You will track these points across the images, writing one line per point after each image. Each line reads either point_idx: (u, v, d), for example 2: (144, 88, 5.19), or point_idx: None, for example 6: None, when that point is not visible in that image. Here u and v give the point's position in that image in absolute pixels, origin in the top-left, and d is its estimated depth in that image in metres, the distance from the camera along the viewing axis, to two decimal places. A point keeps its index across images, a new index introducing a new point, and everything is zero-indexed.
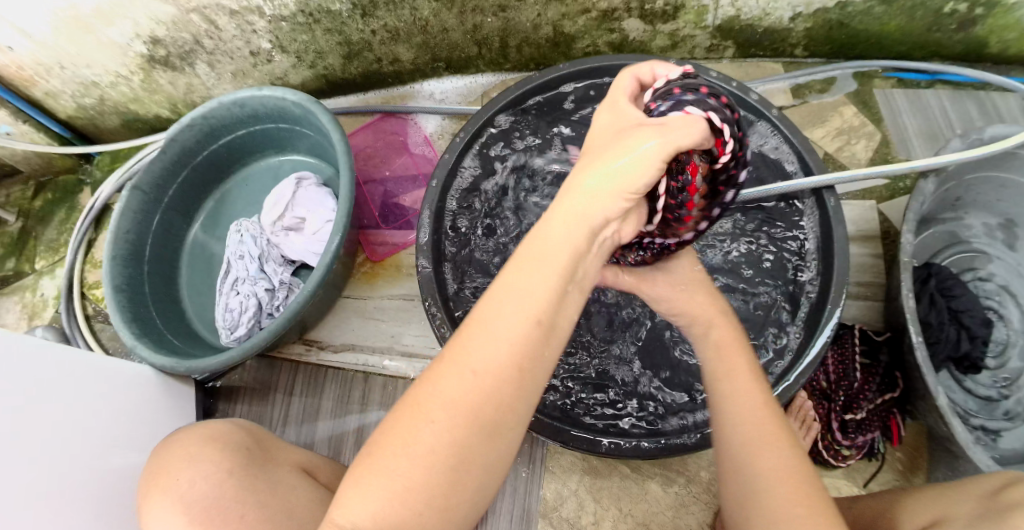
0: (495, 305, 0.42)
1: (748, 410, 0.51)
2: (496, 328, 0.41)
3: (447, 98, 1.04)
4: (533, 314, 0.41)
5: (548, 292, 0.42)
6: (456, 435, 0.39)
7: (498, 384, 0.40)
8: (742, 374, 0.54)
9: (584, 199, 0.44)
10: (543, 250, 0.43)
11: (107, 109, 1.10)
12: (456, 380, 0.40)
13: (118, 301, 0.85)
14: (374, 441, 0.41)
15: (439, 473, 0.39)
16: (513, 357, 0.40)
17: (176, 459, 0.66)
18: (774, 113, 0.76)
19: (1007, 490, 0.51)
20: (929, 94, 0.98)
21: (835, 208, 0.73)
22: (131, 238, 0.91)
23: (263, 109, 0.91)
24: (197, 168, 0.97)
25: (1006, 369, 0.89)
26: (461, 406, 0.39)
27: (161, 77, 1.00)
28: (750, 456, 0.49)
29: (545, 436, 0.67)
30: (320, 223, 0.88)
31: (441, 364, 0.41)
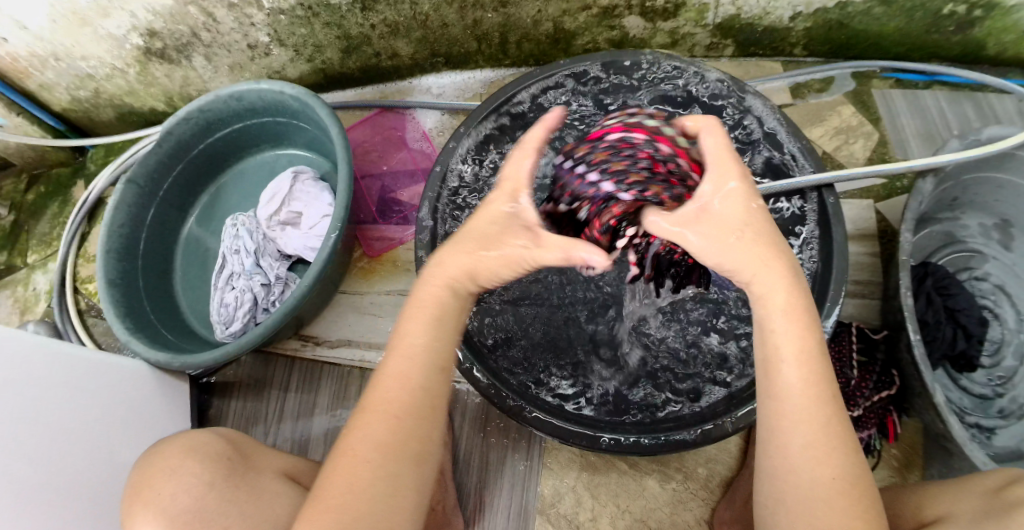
0: (393, 362, 0.54)
1: (813, 414, 0.48)
2: (400, 378, 0.52)
3: (445, 93, 1.03)
4: (430, 363, 0.54)
5: (437, 345, 0.55)
6: (384, 466, 0.50)
7: (404, 421, 0.51)
8: (812, 365, 0.49)
9: (464, 266, 0.56)
10: (425, 315, 0.55)
11: (102, 102, 1.09)
12: (373, 424, 0.51)
13: (112, 296, 0.84)
14: (318, 488, 0.50)
15: (378, 497, 0.49)
16: (418, 397, 0.52)
17: (159, 469, 0.64)
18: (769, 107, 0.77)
19: (1008, 488, 0.51)
20: (927, 94, 0.98)
21: (834, 207, 0.73)
22: (125, 232, 0.90)
23: (260, 103, 0.90)
24: (192, 162, 0.97)
25: (1001, 368, 0.90)
26: (385, 443, 0.50)
27: (157, 70, 1.00)
28: (813, 465, 0.47)
29: (546, 433, 0.68)
30: (317, 218, 0.87)
31: (364, 415, 0.52)
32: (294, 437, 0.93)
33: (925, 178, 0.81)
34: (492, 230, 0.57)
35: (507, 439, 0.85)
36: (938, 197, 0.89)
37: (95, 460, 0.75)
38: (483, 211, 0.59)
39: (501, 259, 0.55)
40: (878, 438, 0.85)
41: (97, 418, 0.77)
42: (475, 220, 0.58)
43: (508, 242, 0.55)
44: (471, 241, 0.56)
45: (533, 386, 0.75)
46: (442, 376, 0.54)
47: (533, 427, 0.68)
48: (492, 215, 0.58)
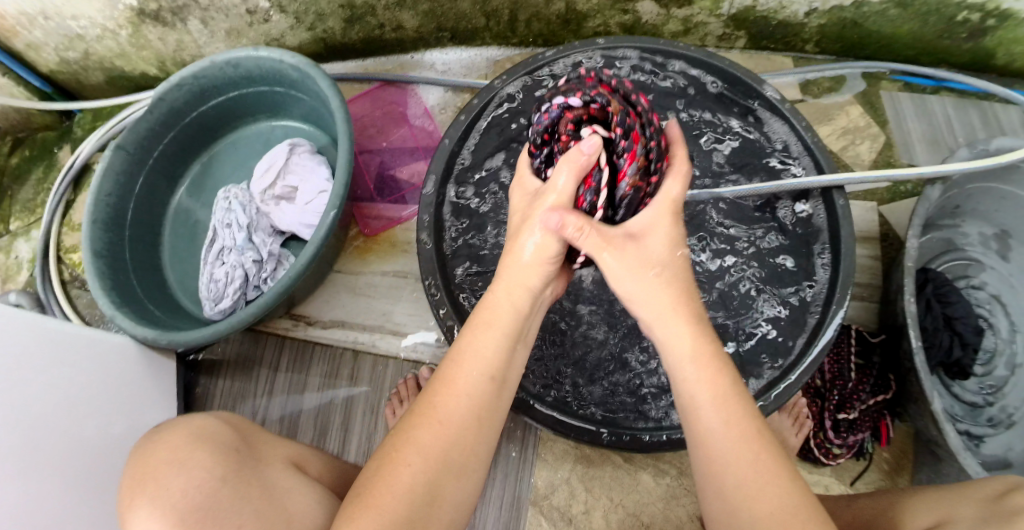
0: (448, 366, 0.51)
1: (740, 450, 0.45)
2: (453, 383, 0.50)
3: (450, 70, 1.00)
4: (490, 375, 0.50)
5: (499, 358, 0.51)
6: (425, 475, 0.46)
7: (452, 429, 0.48)
8: (731, 405, 0.46)
9: (518, 273, 0.53)
10: (485, 316, 0.53)
11: (91, 65, 1.04)
12: (423, 430, 0.48)
13: (97, 267, 0.82)
14: (352, 493, 0.47)
15: (415, 506, 0.45)
16: (475, 408, 0.49)
17: (163, 460, 0.59)
18: (774, 96, 0.75)
19: (1009, 495, 0.51)
20: (934, 100, 0.97)
21: (844, 209, 0.72)
22: (112, 201, 0.87)
23: (257, 71, 0.87)
24: (185, 130, 0.93)
25: (992, 377, 0.89)
26: (431, 452, 0.47)
27: (151, 33, 0.96)
28: (750, 504, 0.43)
29: (543, 425, 0.68)
30: (313, 193, 0.84)
31: (416, 418, 0.49)
32: (284, 415, 0.91)
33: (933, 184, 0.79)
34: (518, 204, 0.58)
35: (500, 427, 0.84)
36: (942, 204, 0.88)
37: (82, 430, 0.74)
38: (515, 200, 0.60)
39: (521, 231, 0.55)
40: (871, 441, 0.85)
41: (82, 386, 0.75)
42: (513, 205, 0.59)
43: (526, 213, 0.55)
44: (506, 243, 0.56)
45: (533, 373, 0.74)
46: (495, 388, 0.50)
47: (538, 423, 0.68)
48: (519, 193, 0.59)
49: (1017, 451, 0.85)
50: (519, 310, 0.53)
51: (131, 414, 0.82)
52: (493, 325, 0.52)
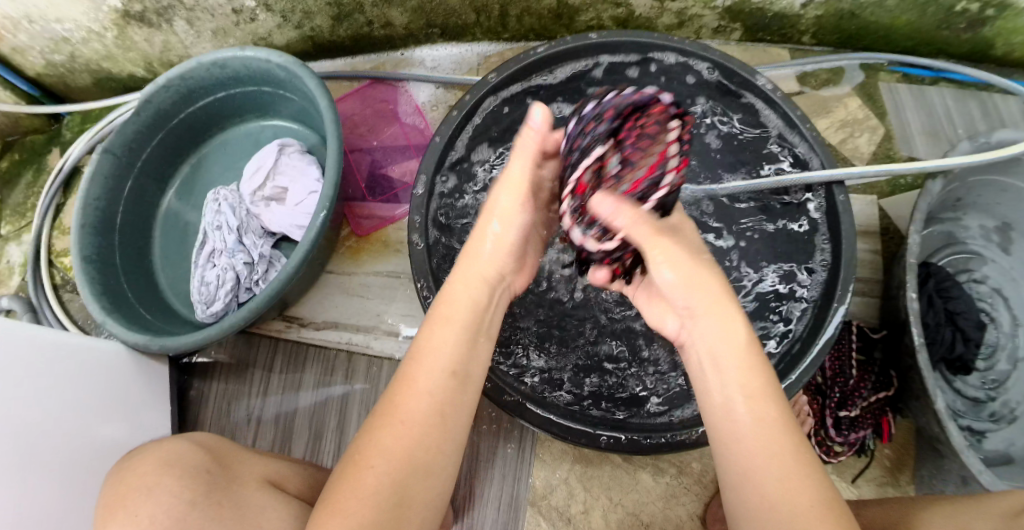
0: (408, 365, 0.51)
1: (778, 444, 0.45)
2: (412, 382, 0.49)
3: (441, 66, 0.99)
4: (449, 367, 0.50)
5: (457, 350, 0.51)
6: (391, 478, 0.45)
7: (415, 427, 0.47)
8: (764, 399, 0.47)
9: (475, 267, 0.57)
10: (445, 312, 0.54)
11: (78, 67, 1.03)
12: (385, 430, 0.47)
13: (87, 274, 0.80)
14: (322, 496, 0.47)
15: (382, 508, 0.44)
16: (437, 402, 0.49)
17: (134, 489, 0.60)
18: (767, 86, 0.73)
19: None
20: (933, 91, 0.96)
21: (844, 204, 0.70)
22: (101, 206, 0.85)
23: (245, 71, 0.86)
24: (173, 132, 0.92)
25: (994, 371, 0.88)
26: (395, 452, 0.46)
27: (137, 34, 0.94)
28: (789, 497, 0.43)
29: (535, 426, 0.66)
30: (304, 194, 0.83)
31: (378, 419, 0.49)
32: (279, 415, 0.90)
33: (933, 179, 0.78)
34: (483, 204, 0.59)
35: (497, 426, 0.82)
36: (943, 198, 0.87)
37: (76, 441, 0.72)
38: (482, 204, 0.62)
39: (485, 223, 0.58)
40: (872, 438, 0.84)
41: (76, 395, 0.74)
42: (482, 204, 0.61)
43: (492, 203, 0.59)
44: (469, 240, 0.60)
45: (527, 374, 0.73)
46: (456, 382, 0.50)
47: (535, 426, 0.66)
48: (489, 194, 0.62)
49: (1019, 446, 0.84)
50: (473, 303, 0.54)
51: (127, 422, 0.81)
52: (450, 322, 0.53)
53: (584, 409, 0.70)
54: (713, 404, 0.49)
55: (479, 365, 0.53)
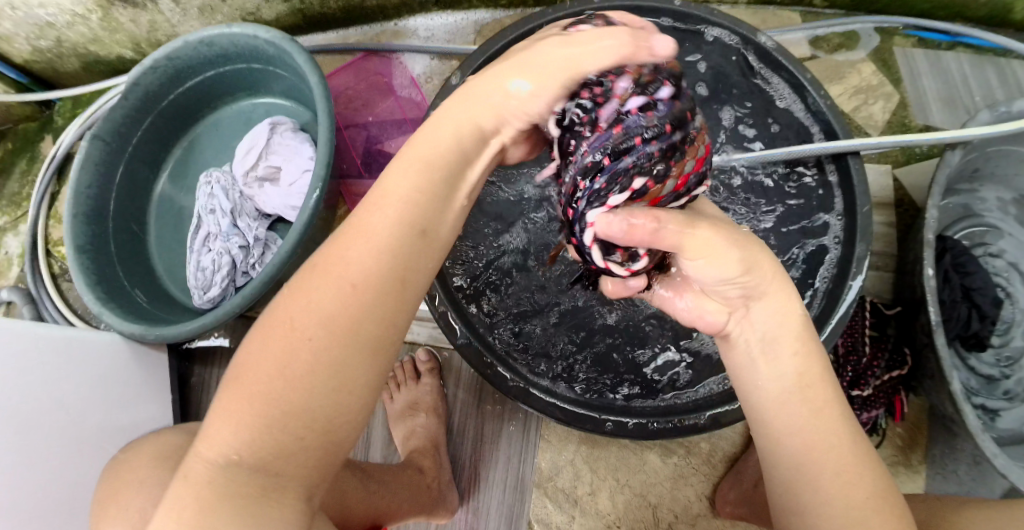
0: (366, 213, 0.40)
1: (834, 436, 0.42)
2: (369, 236, 0.39)
3: (435, 36, 0.96)
4: (405, 222, 0.39)
5: (417, 199, 0.40)
6: (330, 353, 0.37)
7: (366, 294, 0.38)
8: (817, 387, 0.44)
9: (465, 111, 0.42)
10: (417, 149, 0.41)
11: (66, 52, 1.00)
12: (323, 294, 0.38)
13: (81, 264, 0.79)
14: (241, 359, 0.39)
15: (311, 385, 0.37)
16: (386, 268, 0.39)
17: (130, 481, 0.58)
18: (769, 43, 0.70)
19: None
20: (949, 56, 0.92)
21: (859, 175, 0.68)
22: (93, 194, 0.83)
23: (232, 49, 0.83)
24: (163, 115, 0.89)
25: (1009, 348, 0.86)
26: (334, 322, 0.37)
27: (122, 15, 0.91)
28: (844, 492, 0.41)
29: (535, 410, 0.65)
30: (296, 173, 0.81)
31: (314, 278, 0.39)
32: None
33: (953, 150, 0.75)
34: (495, 65, 0.43)
35: (500, 407, 0.80)
36: (960, 169, 0.83)
37: (70, 436, 0.71)
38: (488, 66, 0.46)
39: (489, 86, 0.42)
40: (885, 417, 0.82)
41: (69, 386, 0.73)
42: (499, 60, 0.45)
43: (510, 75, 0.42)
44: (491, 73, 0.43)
45: (529, 354, 0.71)
46: (421, 243, 0.40)
47: (541, 412, 0.66)
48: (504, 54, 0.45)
49: None
50: (455, 146, 0.42)
51: (124, 414, 0.80)
52: (415, 163, 0.41)
53: (589, 392, 0.69)
54: (764, 396, 0.45)
55: (447, 226, 0.43)
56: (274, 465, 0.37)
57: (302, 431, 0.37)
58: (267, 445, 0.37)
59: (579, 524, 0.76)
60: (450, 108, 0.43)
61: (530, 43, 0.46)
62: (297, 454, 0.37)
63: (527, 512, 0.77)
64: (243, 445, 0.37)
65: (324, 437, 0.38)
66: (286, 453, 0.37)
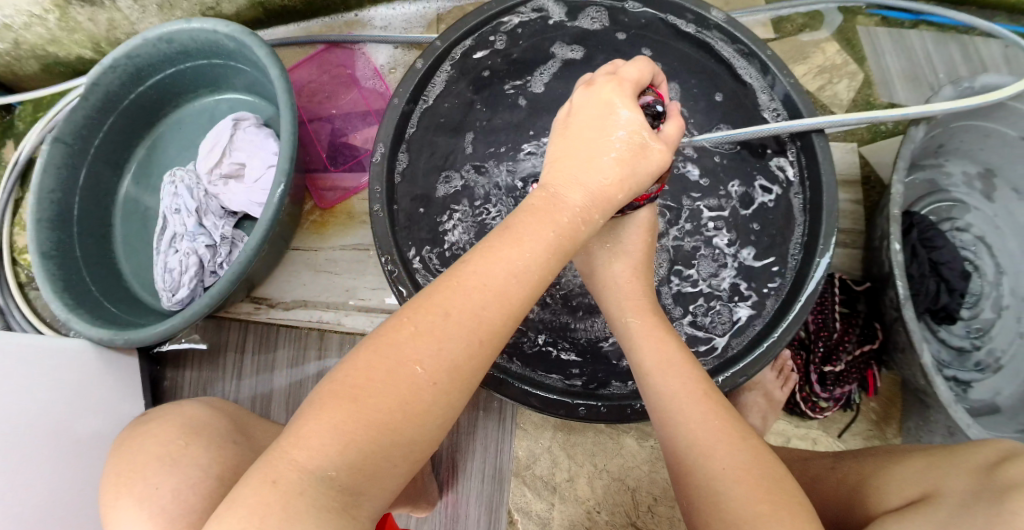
0: (503, 276, 0.42)
1: (685, 413, 0.47)
2: (506, 297, 0.42)
3: (392, 26, 0.95)
4: (532, 288, 0.44)
5: (543, 265, 0.44)
6: (448, 396, 0.40)
7: (488, 350, 0.41)
8: (673, 371, 0.50)
9: (583, 185, 0.49)
10: (547, 225, 0.45)
11: (24, 54, 0.97)
12: (456, 342, 0.40)
13: (47, 269, 0.77)
14: (348, 377, 0.38)
15: (426, 425, 0.38)
16: (507, 328, 0.42)
17: (150, 458, 0.56)
18: (721, 18, 0.70)
19: (1003, 466, 0.47)
20: (913, 34, 0.93)
21: (822, 152, 0.67)
22: (56, 198, 0.82)
23: (192, 44, 0.81)
24: (125, 114, 0.88)
25: (978, 320, 0.88)
26: (460, 372, 0.40)
27: (79, 14, 0.89)
28: (703, 462, 0.44)
29: (514, 401, 0.63)
30: (261, 169, 0.80)
31: (443, 321, 0.40)
32: (256, 395, 0.89)
33: (917, 125, 0.75)
34: (606, 151, 0.50)
35: (475, 398, 0.80)
36: (924, 144, 0.84)
37: (39, 445, 0.69)
38: (583, 135, 0.52)
39: (612, 178, 0.49)
40: (858, 392, 0.83)
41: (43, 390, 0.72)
42: (588, 132, 0.52)
43: (641, 171, 0.51)
44: (584, 151, 0.51)
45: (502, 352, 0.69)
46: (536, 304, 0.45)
47: (516, 400, 0.63)
48: (603, 131, 0.51)
49: (1006, 395, 0.83)
50: (582, 213, 0.47)
51: (96, 420, 0.78)
52: (544, 239, 0.45)
53: (569, 383, 0.68)
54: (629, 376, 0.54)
55: None
56: (360, 486, 0.36)
57: (398, 459, 0.38)
58: (364, 466, 0.36)
59: (559, 510, 0.77)
60: (567, 181, 0.49)
61: (593, 116, 0.52)
62: (390, 480, 0.37)
63: (507, 501, 0.77)
64: (328, 458, 0.35)
65: (415, 463, 0.39)
66: (379, 477, 0.37)
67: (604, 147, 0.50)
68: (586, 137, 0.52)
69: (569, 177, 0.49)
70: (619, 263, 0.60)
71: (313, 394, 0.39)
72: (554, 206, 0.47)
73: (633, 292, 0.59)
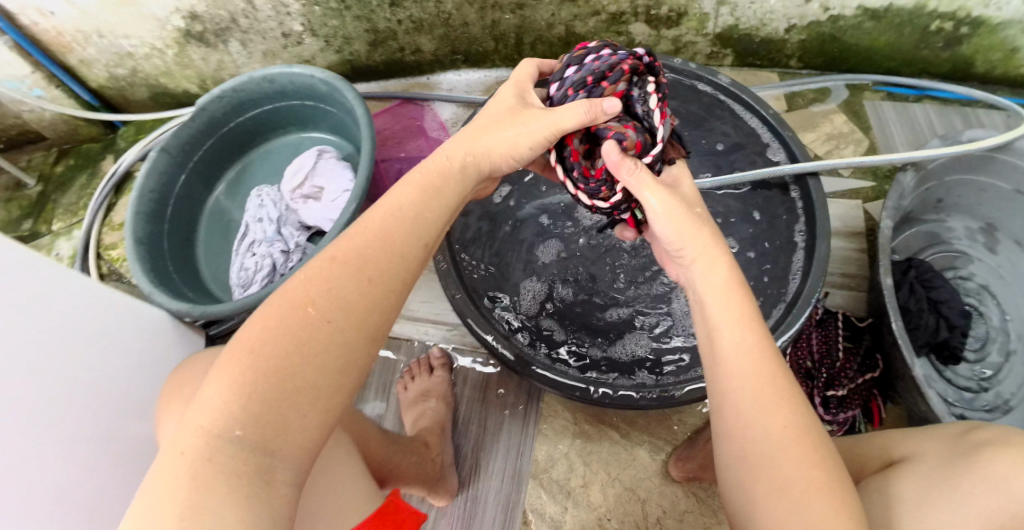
0: (384, 218, 0.50)
1: (761, 371, 0.48)
2: (389, 238, 0.49)
3: (456, 89, 1.10)
4: (416, 237, 0.50)
5: (422, 216, 0.52)
6: (345, 334, 0.45)
7: (379, 289, 0.47)
8: (750, 329, 0.50)
9: (466, 146, 0.57)
10: (420, 177, 0.54)
11: (137, 81, 1.15)
12: (346, 284, 0.46)
13: (138, 254, 0.90)
14: (249, 337, 0.44)
15: (322, 366, 0.43)
16: (393, 269, 0.48)
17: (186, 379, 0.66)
18: (726, 81, 0.85)
19: (971, 431, 0.54)
20: (917, 107, 1.03)
21: (818, 193, 0.78)
22: (153, 197, 0.96)
23: (290, 86, 0.97)
24: (223, 138, 1.03)
25: (985, 363, 0.89)
26: (351, 309, 0.45)
27: (194, 53, 1.06)
28: (766, 419, 0.46)
29: (541, 384, 0.72)
30: (337, 192, 0.93)
31: (333, 266, 0.46)
32: None
33: (904, 171, 0.83)
34: (491, 123, 0.59)
35: (503, 402, 0.91)
36: (920, 197, 0.91)
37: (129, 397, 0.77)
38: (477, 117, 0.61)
39: (494, 146, 0.58)
40: (863, 421, 0.87)
41: (67, 365, 0.67)
42: (482, 113, 0.61)
43: (536, 115, 0.58)
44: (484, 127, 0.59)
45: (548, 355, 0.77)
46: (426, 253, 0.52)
47: (536, 382, 0.72)
48: (494, 110, 0.60)
49: None
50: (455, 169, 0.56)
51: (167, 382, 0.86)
52: (417, 184, 0.53)
53: (583, 372, 0.75)
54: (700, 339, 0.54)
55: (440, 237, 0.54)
56: (271, 446, 0.41)
57: (305, 409, 0.42)
58: (269, 421, 0.41)
59: (572, 514, 0.83)
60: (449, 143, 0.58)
61: (491, 108, 0.61)
62: (300, 432, 0.42)
63: (524, 501, 0.84)
64: (230, 415, 0.41)
65: (325, 415, 0.43)
66: (285, 431, 0.41)
67: (492, 129, 0.59)
68: (482, 117, 0.60)
69: (455, 141, 0.58)
70: (707, 230, 0.56)
71: (226, 352, 0.44)
72: (426, 162, 0.56)
73: (714, 252, 0.55)
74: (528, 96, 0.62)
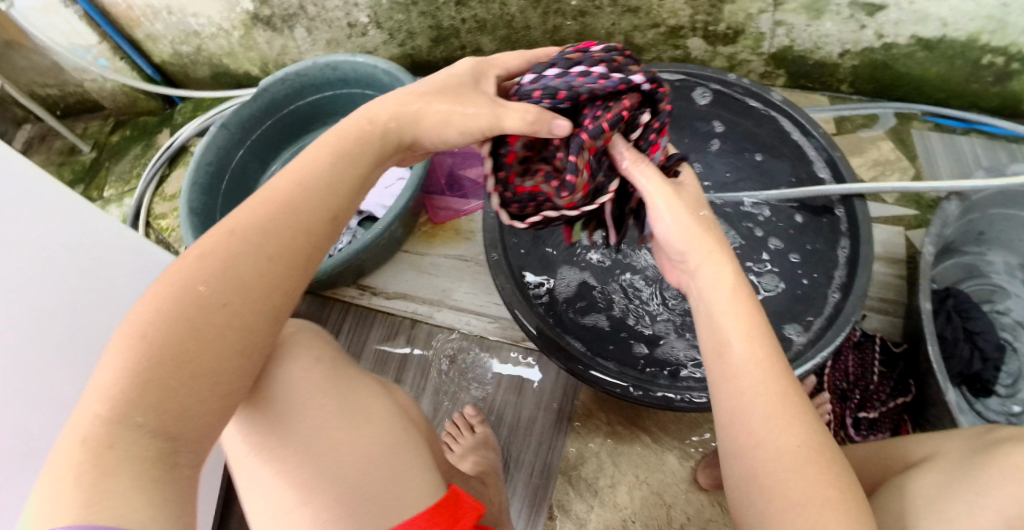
0: (289, 190, 0.48)
1: (767, 382, 0.47)
2: (295, 212, 0.48)
3: None
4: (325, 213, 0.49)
5: (333, 191, 0.50)
6: (243, 316, 0.44)
7: (279, 265, 0.46)
8: (760, 341, 0.50)
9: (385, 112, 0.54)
10: (334, 146, 0.52)
11: (200, 59, 1.20)
12: (246, 262, 0.45)
13: (192, 222, 0.93)
14: (138, 319, 0.42)
15: (223, 348, 0.43)
16: (297, 246, 0.47)
17: None
18: (777, 99, 0.87)
19: (991, 430, 0.56)
20: (964, 140, 1.03)
21: (863, 214, 0.79)
22: (210, 170, 0.99)
23: (352, 74, 1.00)
24: (281, 120, 1.07)
25: (1016, 399, 0.88)
26: (249, 290, 0.45)
27: (260, 37, 1.10)
28: (778, 434, 0.45)
29: (584, 381, 0.75)
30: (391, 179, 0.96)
31: (228, 244, 0.45)
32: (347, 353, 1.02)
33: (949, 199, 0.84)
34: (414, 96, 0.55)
35: (541, 399, 0.93)
36: (962, 227, 0.91)
37: None
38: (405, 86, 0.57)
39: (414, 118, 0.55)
40: None
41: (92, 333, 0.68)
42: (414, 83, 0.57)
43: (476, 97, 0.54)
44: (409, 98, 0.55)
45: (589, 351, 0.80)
46: (335, 226, 0.50)
47: (579, 377, 0.75)
48: (428, 81, 0.57)
49: None
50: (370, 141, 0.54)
51: None
52: (332, 152, 0.52)
53: (623, 369, 0.78)
54: (707, 352, 0.52)
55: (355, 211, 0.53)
56: (174, 431, 0.40)
57: (204, 394, 0.42)
58: (170, 407, 0.40)
59: (596, 514, 0.85)
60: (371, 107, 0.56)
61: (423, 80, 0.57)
62: (199, 417, 0.41)
63: (551, 496, 0.87)
64: (123, 402, 0.39)
65: (224, 399, 0.43)
66: (187, 416, 0.40)
67: (413, 104, 0.55)
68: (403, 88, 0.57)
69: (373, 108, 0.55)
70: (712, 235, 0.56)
71: (110, 342, 0.42)
72: (344, 124, 0.54)
73: (721, 258, 0.54)
74: (485, 81, 0.58)
